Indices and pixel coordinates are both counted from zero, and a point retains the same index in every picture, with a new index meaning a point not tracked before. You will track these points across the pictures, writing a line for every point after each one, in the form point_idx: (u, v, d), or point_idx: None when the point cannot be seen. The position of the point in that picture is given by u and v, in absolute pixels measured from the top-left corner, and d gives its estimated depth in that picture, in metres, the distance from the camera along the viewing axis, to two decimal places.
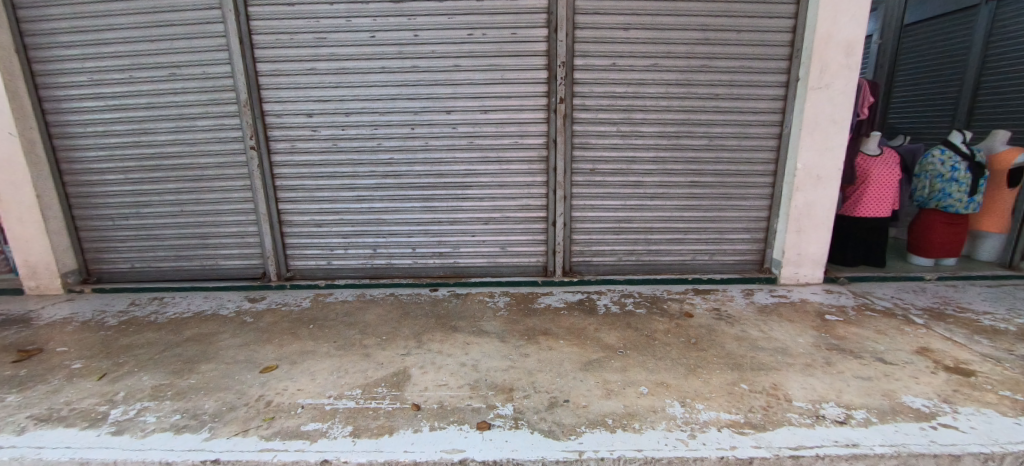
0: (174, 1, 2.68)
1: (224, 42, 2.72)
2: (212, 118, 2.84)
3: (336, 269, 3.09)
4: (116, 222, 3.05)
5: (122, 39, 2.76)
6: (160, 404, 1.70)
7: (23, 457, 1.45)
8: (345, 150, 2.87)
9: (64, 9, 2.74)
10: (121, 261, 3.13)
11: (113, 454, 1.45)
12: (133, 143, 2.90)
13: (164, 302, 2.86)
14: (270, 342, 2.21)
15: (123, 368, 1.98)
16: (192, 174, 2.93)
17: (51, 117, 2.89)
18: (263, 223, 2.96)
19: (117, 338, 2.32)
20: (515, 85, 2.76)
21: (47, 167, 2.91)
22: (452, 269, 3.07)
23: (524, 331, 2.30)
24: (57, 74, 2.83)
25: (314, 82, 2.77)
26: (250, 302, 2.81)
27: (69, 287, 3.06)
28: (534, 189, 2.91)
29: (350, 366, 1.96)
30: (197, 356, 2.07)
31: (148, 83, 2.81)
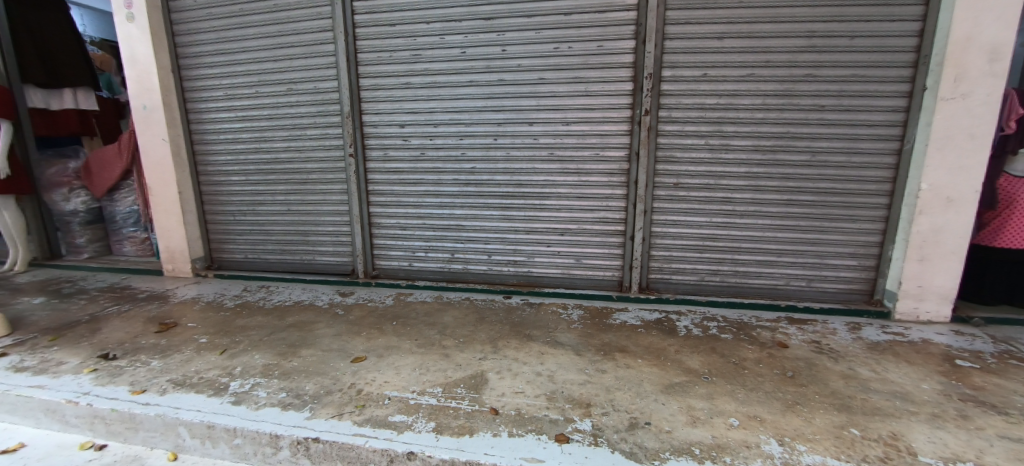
0: (296, 25, 3.03)
1: (333, 60, 3.02)
2: (319, 128, 3.15)
3: (416, 270, 3.25)
4: (235, 217, 3.47)
5: (252, 58, 3.16)
6: (269, 381, 1.90)
7: (165, 415, 1.69)
8: (431, 159, 3.03)
9: (209, 35, 3.21)
10: (236, 252, 3.55)
11: (234, 422, 1.64)
12: (254, 149, 3.30)
13: (270, 291, 3.19)
14: (359, 334, 2.37)
15: (239, 346, 2.24)
16: (299, 177, 3.26)
17: (194, 125, 3.39)
18: (355, 224, 3.21)
19: (234, 319, 2.63)
20: (598, 97, 2.74)
21: (188, 168, 3.42)
22: (525, 277, 3.10)
23: (600, 346, 2.25)
24: (200, 89, 3.32)
25: (408, 95, 2.96)
26: (340, 296, 3.04)
27: (196, 272, 3.52)
28: (613, 202, 2.86)
29: (430, 364, 2.04)
30: (298, 341, 2.29)
31: (269, 97, 3.19)
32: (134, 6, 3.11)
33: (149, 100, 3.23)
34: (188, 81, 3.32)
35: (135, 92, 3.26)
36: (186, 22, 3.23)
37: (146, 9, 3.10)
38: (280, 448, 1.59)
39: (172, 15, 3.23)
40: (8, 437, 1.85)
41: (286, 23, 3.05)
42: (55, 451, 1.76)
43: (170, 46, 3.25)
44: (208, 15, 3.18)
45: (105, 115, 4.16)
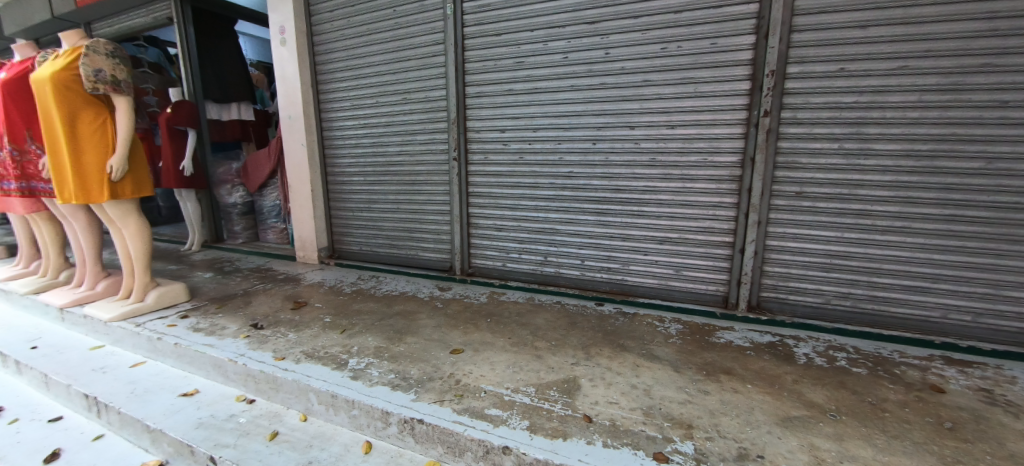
0: (413, 40, 3.30)
1: (443, 71, 3.22)
2: (427, 133, 3.38)
3: (510, 271, 3.32)
4: (354, 213, 3.87)
5: (376, 72, 3.51)
6: (380, 362, 2.08)
7: (300, 381, 1.94)
8: (529, 162, 3.08)
9: (341, 53, 3.63)
10: (353, 244, 3.95)
11: (353, 394, 1.83)
12: (372, 152, 3.65)
13: (379, 281, 3.49)
14: (457, 328, 2.49)
15: (355, 328, 2.49)
16: (408, 178, 3.53)
17: (326, 132, 3.85)
18: (455, 223, 3.38)
19: (350, 303, 2.93)
20: (709, 99, 2.55)
21: (319, 169, 3.89)
22: (619, 286, 2.99)
23: (702, 364, 2.09)
24: (333, 100, 3.76)
25: (510, 101, 3.05)
26: (440, 290, 3.21)
27: (321, 260, 3.98)
28: (721, 211, 2.64)
29: (523, 364, 2.07)
30: (404, 329, 2.47)
31: (388, 105, 3.50)
32: (286, 32, 3.64)
33: (293, 111, 3.76)
34: (323, 93, 3.79)
35: (283, 104, 3.80)
36: (324, 43, 3.69)
37: (294, 33, 3.61)
38: (390, 424, 1.73)
39: (313, 38, 3.72)
40: (186, 383, 2.27)
41: (404, 37, 3.33)
42: (218, 399, 2.11)
43: (311, 64, 3.75)
44: (341, 36, 3.59)
45: (260, 123, 5.02)
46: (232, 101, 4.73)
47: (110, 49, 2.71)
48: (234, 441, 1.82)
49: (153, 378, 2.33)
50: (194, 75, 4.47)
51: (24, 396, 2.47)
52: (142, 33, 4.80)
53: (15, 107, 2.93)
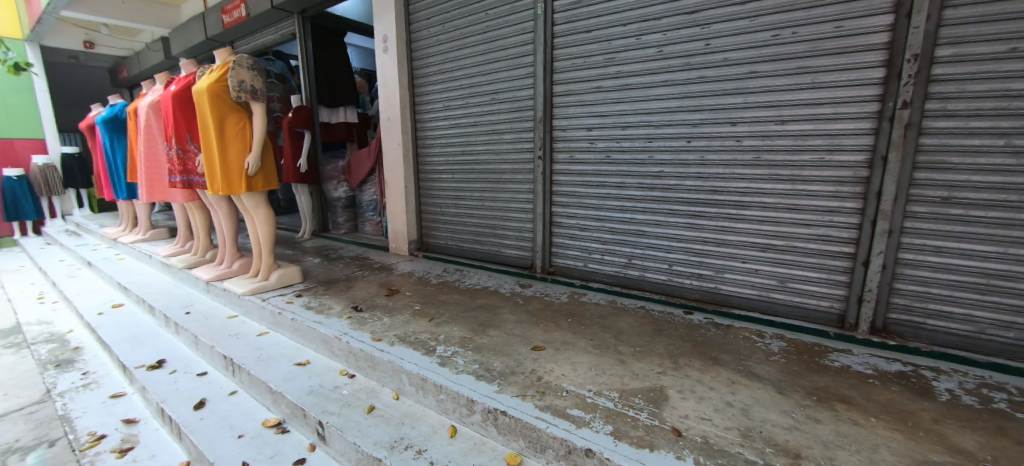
0: (503, 42, 3.36)
1: (531, 70, 3.24)
2: (514, 132, 3.42)
3: (591, 272, 3.23)
4: (442, 209, 4.04)
5: (467, 74, 3.64)
6: (465, 352, 2.15)
7: (394, 361, 2.08)
8: (617, 161, 2.97)
9: (435, 58, 3.83)
10: (440, 238, 4.11)
11: (442, 379, 1.91)
12: (461, 151, 3.79)
13: (463, 274, 3.59)
14: (538, 325, 2.47)
15: (442, 317, 2.60)
16: (494, 176, 3.61)
17: (419, 132, 4.08)
18: (538, 222, 3.38)
19: (437, 294, 3.07)
20: (830, 90, 2.27)
21: (412, 166, 4.12)
22: (711, 294, 2.77)
23: (812, 388, 1.86)
24: (426, 102, 3.97)
25: (599, 99, 2.98)
26: (520, 287, 3.21)
27: (410, 252, 4.21)
28: (840, 218, 2.33)
29: (605, 367, 2.00)
30: (488, 321, 2.53)
31: (477, 106, 3.61)
32: (389, 41, 3.93)
33: (392, 113, 4.04)
34: (418, 96, 4.02)
35: (384, 106, 4.10)
36: (420, 48, 3.91)
37: (395, 41, 3.88)
38: (474, 412, 1.78)
39: (411, 44, 3.96)
40: (300, 354, 2.54)
41: (495, 40, 3.41)
42: (326, 371, 2.34)
43: (409, 69, 4.00)
44: (436, 41, 3.79)
45: (363, 126, 5.45)
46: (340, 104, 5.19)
47: (251, 62, 3.14)
48: (338, 410, 2.00)
49: (274, 347, 2.65)
50: (310, 82, 4.99)
51: (180, 352, 2.95)
52: (270, 48, 5.49)
53: (180, 113, 3.50)
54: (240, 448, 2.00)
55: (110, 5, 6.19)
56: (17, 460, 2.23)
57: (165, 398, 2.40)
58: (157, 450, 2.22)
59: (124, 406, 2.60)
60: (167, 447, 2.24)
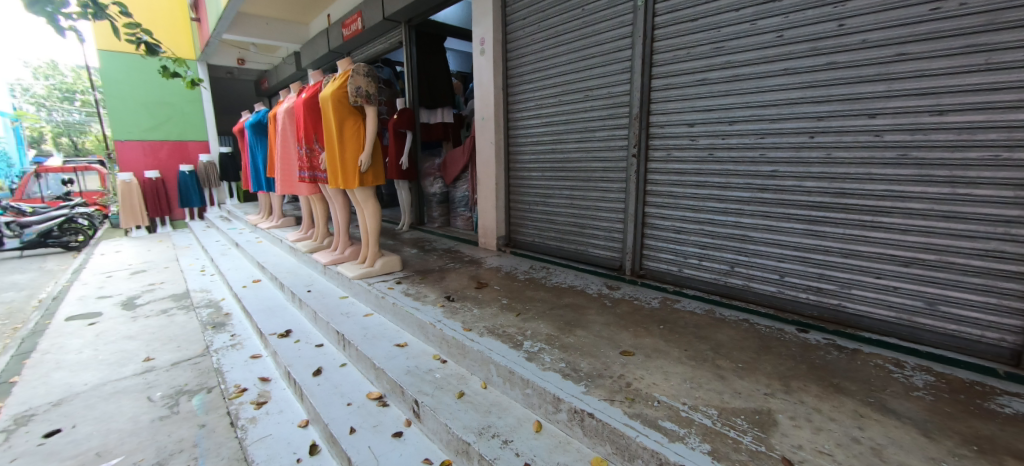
0: (599, 38, 3.28)
1: (629, 65, 3.11)
2: (607, 130, 3.31)
3: (686, 278, 2.99)
4: (531, 206, 4.06)
5: (560, 72, 3.62)
6: (551, 349, 2.14)
7: (483, 351, 2.15)
8: (721, 159, 2.72)
9: (530, 57, 3.86)
10: (528, 235, 4.13)
11: (529, 374, 1.93)
12: (552, 150, 3.79)
13: (549, 271, 3.54)
14: (627, 329, 2.35)
15: (529, 313, 2.61)
16: (584, 175, 3.53)
17: (512, 131, 4.15)
18: (629, 222, 3.22)
19: (524, 290, 3.09)
20: (1009, 73, 1.86)
21: (504, 164, 4.21)
22: (832, 312, 2.42)
23: (970, 435, 1.54)
24: (519, 102, 4.03)
25: (704, 92, 2.74)
26: (608, 288, 3.07)
27: (498, 247, 4.29)
28: (1019, 230, 1.90)
29: (702, 381, 1.85)
30: (573, 321, 2.47)
31: (569, 105, 3.58)
32: (486, 43, 4.05)
33: (486, 113, 4.16)
34: (512, 95, 4.09)
35: (478, 107, 4.24)
36: (516, 48, 3.98)
37: (492, 43, 3.99)
38: (559, 411, 1.78)
39: (507, 45, 4.05)
40: (399, 336, 2.74)
41: (590, 36, 3.34)
42: (421, 354, 2.49)
43: (504, 69, 4.09)
44: (531, 40, 3.82)
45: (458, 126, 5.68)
46: (438, 106, 5.47)
47: (366, 70, 3.45)
48: (431, 391, 2.12)
49: (378, 327, 2.89)
50: (412, 86, 5.34)
51: (303, 324, 3.36)
52: (379, 56, 5.99)
53: (309, 116, 3.97)
54: (349, 415, 2.22)
55: (257, 26, 7.24)
56: (186, 400, 2.76)
57: (291, 363, 2.74)
58: (284, 406, 2.54)
59: (260, 366, 3.02)
60: (291, 405, 2.56)
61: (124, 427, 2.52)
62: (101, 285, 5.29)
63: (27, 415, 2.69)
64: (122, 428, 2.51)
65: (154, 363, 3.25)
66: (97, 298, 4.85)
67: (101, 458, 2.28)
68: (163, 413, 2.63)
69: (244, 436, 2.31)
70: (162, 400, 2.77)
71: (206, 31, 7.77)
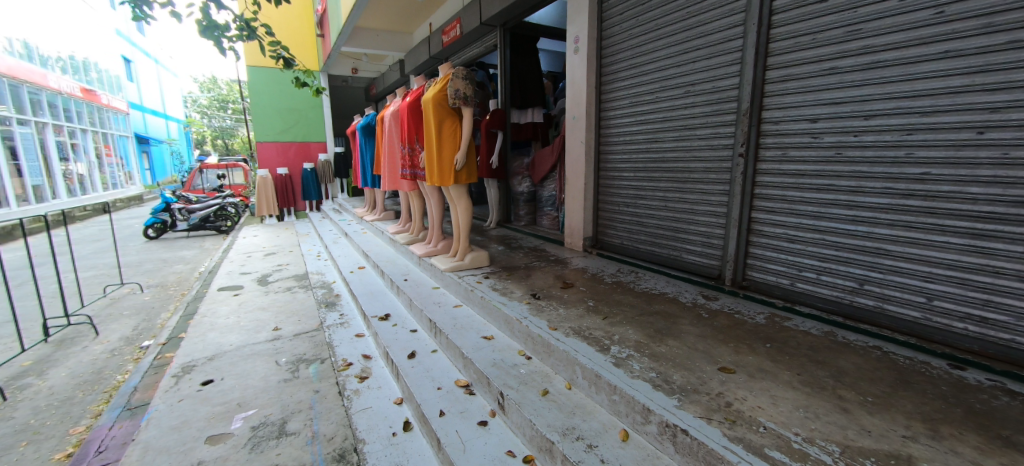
0: (706, 28, 3.04)
1: (739, 56, 2.84)
2: (711, 128, 3.07)
3: (799, 293, 2.67)
4: (621, 207, 3.91)
5: (659, 67, 3.44)
6: (641, 357, 2.05)
7: (569, 352, 2.13)
8: (851, 159, 2.36)
9: (626, 53, 3.72)
10: (616, 237, 4.00)
11: (616, 380, 1.87)
12: (646, 149, 3.62)
13: (639, 276, 3.39)
14: (726, 344, 2.16)
15: (617, 317, 2.52)
16: (681, 176, 3.32)
17: (604, 129, 4.04)
18: (732, 228, 2.95)
19: (611, 293, 2.99)
20: None
21: (594, 163, 4.11)
22: (997, 347, 2.01)
23: None
24: (613, 100, 3.91)
25: (831, 83, 2.40)
26: (705, 298, 2.85)
27: (584, 248, 4.21)
28: None
29: (820, 411, 1.64)
30: (665, 330, 2.34)
31: (668, 101, 3.40)
32: (580, 41, 3.99)
33: (577, 111, 4.10)
34: (605, 93, 3.98)
35: (570, 106, 4.19)
36: (611, 45, 3.86)
37: (587, 41, 3.93)
38: (649, 423, 1.70)
39: (603, 42, 3.95)
40: (486, 329, 2.82)
41: (696, 27, 3.12)
42: (507, 348, 2.55)
43: (597, 66, 4.00)
44: (628, 36, 3.69)
45: (546, 125, 5.67)
46: (528, 106, 5.51)
47: (464, 73, 3.58)
48: (517, 386, 2.15)
49: (466, 318, 3.00)
50: (505, 86, 5.45)
51: (399, 309, 3.62)
52: (474, 59, 6.20)
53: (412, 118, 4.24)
54: (438, 398, 2.34)
55: (368, 36, 7.90)
56: (304, 367, 3.14)
57: (388, 345, 2.97)
58: (382, 383, 2.76)
59: (363, 344, 3.31)
60: (388, 382, 2.77)
61: (258, 384, 2.92)
62: (242, 263, 6.20)
63: (189, 364, 3.24)
64: (256, 385, 2.92)
65: (281, 333, 3.73)
66: (240, 273, 5.70)
67: (241, 408, 2.67)
68: (287, 376, 3.02)
69: (349, 405, 2.55)
70: (287, 365, 3.17)
71: (327, 43, 8.69)
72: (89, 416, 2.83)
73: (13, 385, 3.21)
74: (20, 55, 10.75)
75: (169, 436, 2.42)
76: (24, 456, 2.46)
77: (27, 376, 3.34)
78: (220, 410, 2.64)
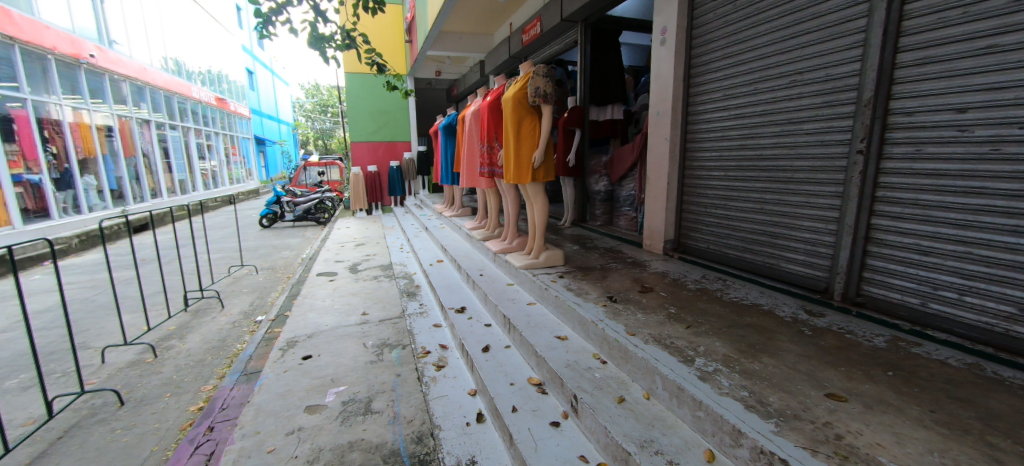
0: (820, 7, 2.70)
1: (862, 37, 2.48)
2: (821, 122, 2.73)
3: (931, 315, 2.29)
4: (708, 209, 3.64)
5: (759, 56, 3.14)
6: (730, 373, 1.89)
7: (649, 360, 2.03)
8: (1012, 156, 1.99)
9: (720, 41, 3.44)
10: (701, 241, 3.74)
11: (701, 396, 1.75)
12: (740, 145, 3.33)
13: (727, 284, 3.14)
14: (835, 367, 1.93)
15: (702, 327, 2.36)
16: (783, 176, 3.00)
17: (691, 125, 3.79)
18: (845, 235, 2.60)
19: (696, 300, 2.80)
20: None
21: (678, 161, 3.87)
22: None
23: None
24: (703, 93, 3.65)
25: (986, 65, 2.04)
26: (807, 314, 2.55)
27: (665, 251, 3.98)
28: None
29: (959, 459, 1.40)
30: (760, 345, 2.14)
31: (768, 93, 3.08)
32: (668, 32, 3.79)
33: (662, 106, 3.89)
34: (694, 86, 3.73)
35: (655, 100, 3.99)
36: (703, 34, 3.61)
37: (675, 31, 3.71)
38: (740, 447, 1.57)
39: (693, 31, 3.70)
40: (560, 329, 2.79)
41: (806, 9, 2.79)
42: (581, 350, 2.49)
43: (686, 58, 3.76)
44: (723, 23, 3.41)
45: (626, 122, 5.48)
46: (608, 103, 5.34)
47: (545, 70, 3.56)
48: (591, 390, 2.10)
49: (540, 317, 2.99)
50: (584, 83, 5.33)
51: (475, 303, 3.71)
52: (554, 56, 6.15)
53: (492, 117, 4.31)
54: (511, 394, 2.36)
55: (452, 39, 8.20)
56: (388, 351, 3.34)
57: (464, 337, 3.05)
58: (458, 373, 2.84)
59: (440, 334, 3.44)
60: (462, 373, 2.85)
61: (349, 363, 3.16)
62: (337, 252, 6.76)
63: (293, 340, 3.60)
64: (347, 364, 3.16)
65: (368, 318, 4.00)
66: (335, 261, 6.22)
67: (334, 383, 2.90)
68: (373, 358, 3.23)
69: (427, 391, 2.66)
70: (373, 348, 3.39)
71: (415, 48, 9.16)
72: (215, 377, 3.26)
73: (161, 345, 3.79)
74: (172, 71, 12.75)
75: (277, 402, 2.70)
76: (168, 405, 2.90)
77: (171, 339, 3.92)
78: (317, 383, 2.90)
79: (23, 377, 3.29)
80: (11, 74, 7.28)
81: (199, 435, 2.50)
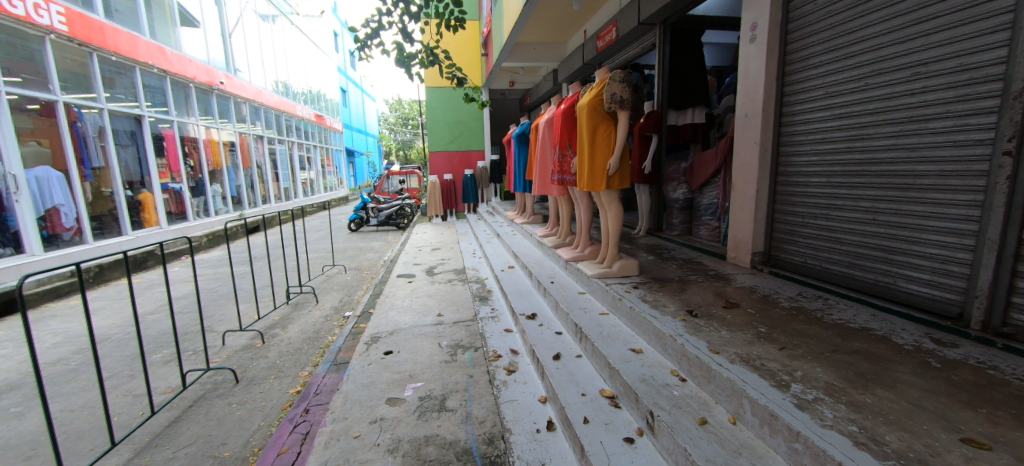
0: None
1: (1010, 18, 2.12)
2: (953, 119, 2.37)
3: None
4: (806, 220, 3.31)
5: (869, 47, 2.79)
6: (835, 404, 1.69)
7: (735, 382, 1.87)
8: None
9: (821, 34, 3.13)
10: (796, 255, 3.40)
11: (799, 426, 1.58)
12: (846, 149, 2.98)
13: (830, 304, 2.82)
14: (971, 408, 1.65)
15: (798, 350, 2.14)
16: (900, 182, 2.63)
17: (785, 127, 3.48)
18: (986, 252, 2.23)
19: (791, 320, 2.54)
20: None
21: (769, 167, 3.57)
22: None
23: None
24: (800, 92, 3.33)
25: None
26: (935, 343, 2.21)
27: (753, 264, 3.68)
28: None
29: None
30: (871, 375, 1.89)
31: (881, 89, 2.73)
32: (758, 28, 3.53)
33: (751, 108, 3.62)
34: (789, 84, 3.42)
35: (743, 102, 3.72)
36: (800, 28, 3.31)
37: (767, 27, 3.45)
38: None
39: (789, 25, 3.41)
40: (634, 341, 2.68)
41: None
42: (657, 365, 2.37)
43: (780, 54, 3.46)
44: (824, 14, 3.10)
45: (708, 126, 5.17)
46: (688, 106, 5.08)
47: (622, 75, 3.47)
48: (669, 408, 1.99)
49: (613, 328, 2.90)
50: (663, 88, 5.13)
51: (545, 310, 3.70)
52: (630, 61, 6.02)
53: (565, 124, 4.29)
54: (583, 404, 2.30)
55: (530, 51, 8.32)
56: (462, 352, 3.44)
57: (535, 343, 3.05)
58: (528, 379, 2.85)
59: (511, 339, 3.47)
60: (532, 379, 2.84)
61: (425, 361, 3.30)
62: (415, 255, 7.12)
63: (376, 335, 3.84)
64: (424, 361, 3.30)
65: (443, 319, 4.16)
66: (414, 264, 6.56)
67: (412, 379, 3.04)
68: (448, 358, 3.34)
69: (498, 394, 2.70)
70: (447, 349, 3.51)
71: (491, 60, 9.46)
72: (311, 364, 3.57)
73: (267, 332, 4.23)
74: (282, 92, 14.35)
75: (362, 392, 2.89)
76: (272, 386, 3.22)
77: (275, 327, 4.37)
78: (397, 378, 3.06)
79: (165, 352, 3.84)
80: (163, 101, 8.63)
81: (297, 416, 2.75)
